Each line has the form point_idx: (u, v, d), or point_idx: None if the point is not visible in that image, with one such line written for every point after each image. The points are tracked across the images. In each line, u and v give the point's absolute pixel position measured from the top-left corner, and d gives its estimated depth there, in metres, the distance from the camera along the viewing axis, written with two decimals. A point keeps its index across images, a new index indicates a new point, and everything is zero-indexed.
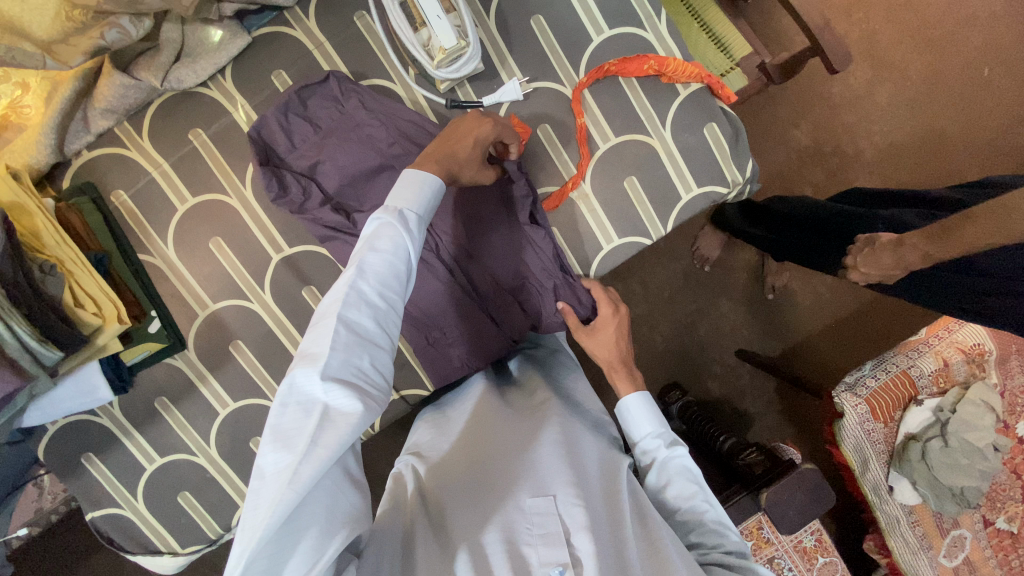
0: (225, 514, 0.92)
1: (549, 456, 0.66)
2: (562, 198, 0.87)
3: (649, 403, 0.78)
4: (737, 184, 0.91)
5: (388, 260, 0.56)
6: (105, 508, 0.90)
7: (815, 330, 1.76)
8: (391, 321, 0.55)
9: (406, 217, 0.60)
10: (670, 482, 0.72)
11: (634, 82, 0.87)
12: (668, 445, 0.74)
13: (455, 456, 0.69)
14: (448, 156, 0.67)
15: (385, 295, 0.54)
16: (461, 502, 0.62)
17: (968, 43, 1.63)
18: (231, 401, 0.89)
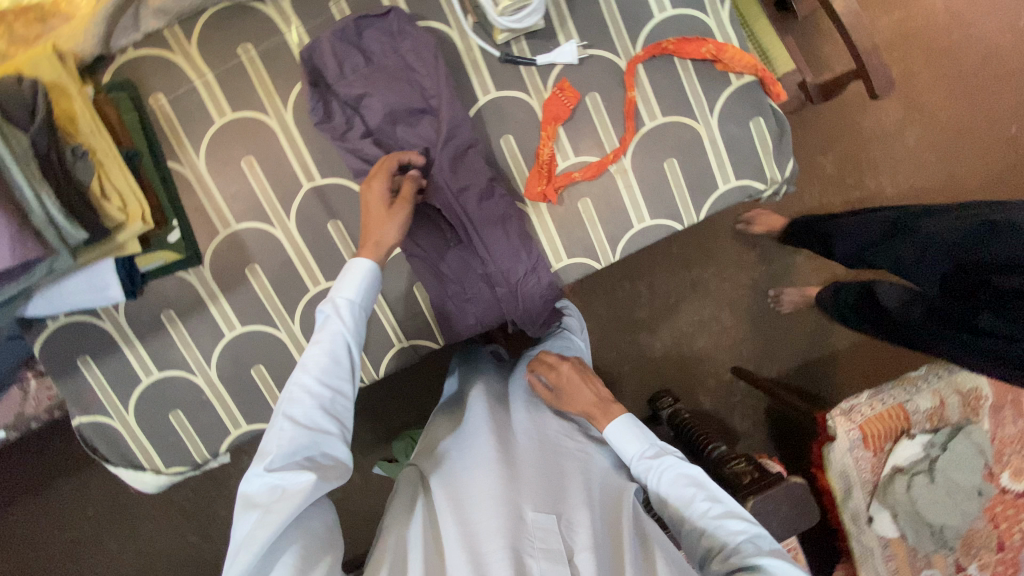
0: (214, 440, 0.90)
1: (553, 475, 0.67)
2: (601, 168, 0.86)
3: (633, 424, 0.77)
4: (774, 183, 0.91)
5: (326, 352, 0.65)
6: (93, 415, 0.88)
7: (814, 356, 1.77)
8: (338, 407, 0.63)
9: (341, 305, 0.68)
10: (669, 497, 0.73)
11: (689, 64, 0.86)
12: (655, 460, 0.75)
13: (461, 458, 0.70)
14: (374, 230, 0.73)
15: (328, 381, 0.63)
16: (467, 503, 0.64)
17: (1002, 98, 1.66)
18: (238, 324, 0.87)
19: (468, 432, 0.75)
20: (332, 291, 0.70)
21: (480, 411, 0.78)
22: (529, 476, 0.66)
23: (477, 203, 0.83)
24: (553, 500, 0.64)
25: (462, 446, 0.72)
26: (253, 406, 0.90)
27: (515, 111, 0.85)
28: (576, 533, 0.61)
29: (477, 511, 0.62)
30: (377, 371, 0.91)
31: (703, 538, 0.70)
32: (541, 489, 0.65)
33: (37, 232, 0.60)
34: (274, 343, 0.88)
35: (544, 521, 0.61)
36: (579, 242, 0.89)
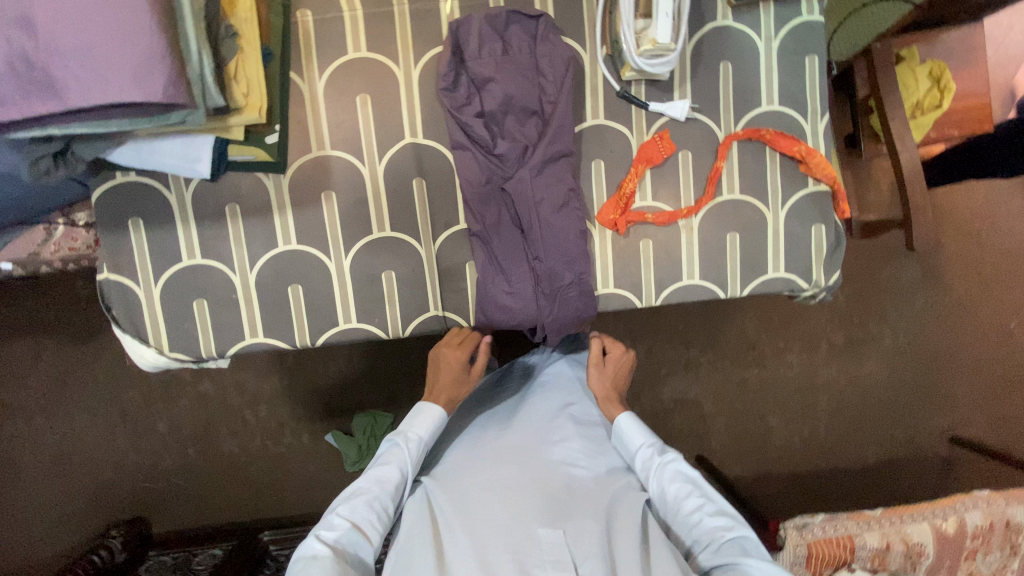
0: (224, 340, 0.90)
1: (553, 492, 0.80)
2: (671, 219, 0.92)
3: (635, 422, 0.93)
4: (815, 286, 0.97)
5: (385, 468, 0.84)
6: (122, 276, 0.89)
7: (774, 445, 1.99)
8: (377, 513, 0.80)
9: (409, 439, 0.88)
10: (667, 490, 0.84)
11: (777, 156, 0.94)
12: (655, 453, 0.88)
13: (467, 478, 0.84)
14: (448, 390, 0.95)
15: (380, 493, 0.81)
16: (485, 511, 0.78)
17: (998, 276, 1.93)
18: (293, 241, 0.89)
19: (485, 451, 0.89)
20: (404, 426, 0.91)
21: (496, 437, 0.91)
22: (535, 494, 0.80)
23: (553, 216, 0.87)
24: (559, 517, 0.77)
25: (475, 463, 0.87)
26: (274, 321, 0.90)
27: (615, 142, 0.91)
28: (581, 545, 0.74)
29: (497, 521, 0.76)
30: (403, 331, 0.93)
31: (694, 531, 0.80)
32: (551, 509, 0.78)
33: (188, 82, 0.62)
34: (319, 269, 0.90)
35: (554, 536, 0.74)
36: (629, 278, 0.94)
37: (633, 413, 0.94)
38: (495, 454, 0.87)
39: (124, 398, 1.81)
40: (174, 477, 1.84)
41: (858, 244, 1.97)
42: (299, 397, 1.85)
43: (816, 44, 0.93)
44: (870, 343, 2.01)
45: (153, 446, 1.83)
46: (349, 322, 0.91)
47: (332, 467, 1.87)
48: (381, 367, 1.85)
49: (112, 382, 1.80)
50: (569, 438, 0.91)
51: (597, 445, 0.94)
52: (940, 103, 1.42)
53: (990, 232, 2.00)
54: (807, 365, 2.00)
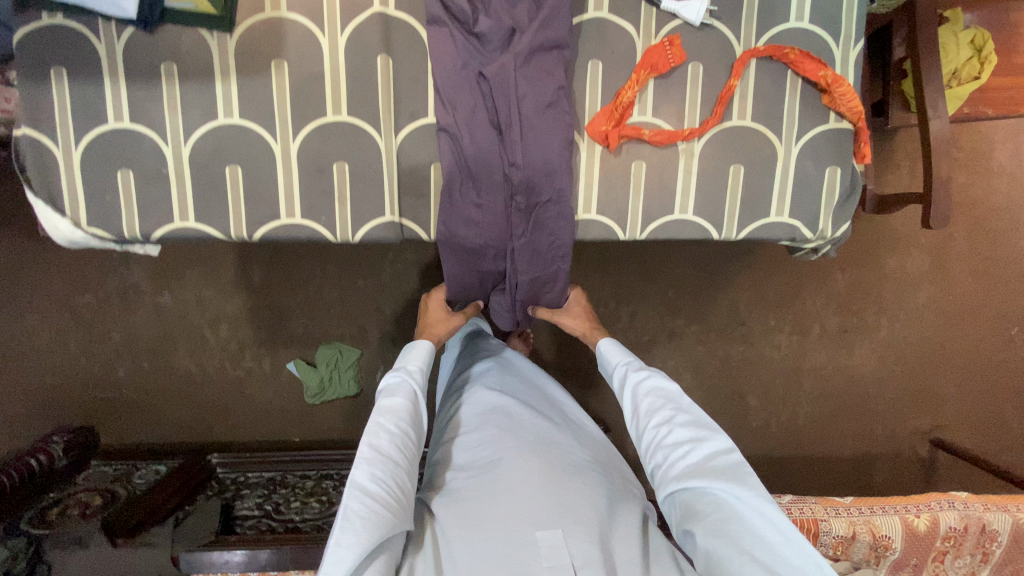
0: (151, 220, 0.80)
1: (548, 489, 0.78)
2: (671, 139, 0.81)
3: (619, 346, 1.04)
4: (820, 237, 0.87)
5: (397, 405, 0.87)
6: (38, 133, 0.77)
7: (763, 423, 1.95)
8: (403, 447, 0.81)
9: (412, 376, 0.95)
10: (641, 402, 0.87)
11: (799, 82, 0.82)
12: (635, 370, 0.94)
13: (468, 479, 0.83)
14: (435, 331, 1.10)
15: (401, 420, 0.85)
16: (486, 509, 0.76)
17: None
18: (237, 115, 0.78)
19: (482, 450, 0.86)
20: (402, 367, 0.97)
21: (488, 430, 0.90)
22: (530, 492, 0.77)
23: (537, 114, 0.76)
24: (558, 517, 0.74)
25: (468, 466, 0.85)
26: (209, 204, 0.80)
27: (616, 42, 0.79)
28: (581, 549, 0.71)
29: (495, 516, 0.75)
30: (352, 236, 0.82)
31: (661, 444, 0.80)
32: (551, 506, 0.76)
33: None
34: (264, 151, 0.79)
35: (554, 539, 0.72)
36: (613, 204, 0.83)
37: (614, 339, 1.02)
38: (486, 433, 0.89)
39: (78, 302, 1.72)
40: (126, 389, 1.77)
41: (867, 228, 1.86)
42: (262, 321, 1.76)
43: None
44: (863, 334, 1.93)
45: (107, 355, 1.75)
46: (293, 217, 0.81)
47: (291, 397, 1.79)
48: (352, 300, 1.76)
49: (66, 283, 1.70)
50: (564, 439, 0.91)
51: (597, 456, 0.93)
52: (979, 75, 1.34)
53: (1006, 232, 1.89)
54: (796, 348, 1.92)
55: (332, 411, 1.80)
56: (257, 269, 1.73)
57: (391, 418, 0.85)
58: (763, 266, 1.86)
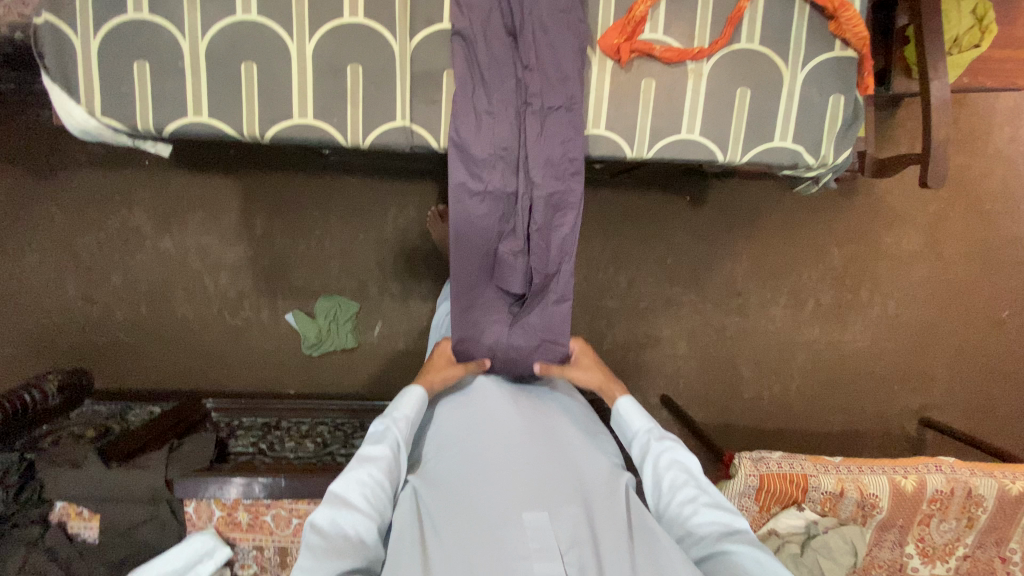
0: (164, 114, 0.81)
1: (533, 471, 0.78)
2: (681, 57, 0.82)
3: (636, 406, 0.93)
4: (822, 164, 0.89)
5: (374, 450, 0.77)
6: (57, 19, 0.78)
7: (757, 395, 1.97)
8: (378, 498, 0.72)
9: (397, 416, 0.84)
10: (662, 475, 0.81)
11: (807, 8, 0.84)
12: (655, 438, 0.86)
13: (453, 468, 0.80)
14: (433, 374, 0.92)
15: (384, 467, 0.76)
16: (472, 510, 0.74)
17: (1014, 254, 1.95)
18: (254, 11, 0.79)
19: (465, 432, 0.84)
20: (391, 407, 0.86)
21: (471, 411, 0.88)
22: (517, 478, 0.77)
23: (551, 22, 0.79)
24: (542, 498, 0.75)
25: (450, 453, 0.82)
26: (223, 100, 0.81)
27: None
28: (565, 527, 0.73)
29: (482, 520, 0.73)
30: (363, 141, 0.83)
31: (686, 522, 0.76)
32: (536, 490, 0.76)
33: None
34: (279, 49, 0.80)
35: (540, 521, 0.73)
36: (621, 119, 0.85)
37: (631, 398, 0.94)
38: (469, 423, 0.86)
39: (78, 243, 1.71)
40: (122, 333, 1.76)
41: (865, 205, 1.89)
42: (262, 270, 1.76)
43: None
44: (857, 310, 1.95)
45: (105, 298, 1.74)
46: (305, 118, 0.82)
47: (287, 349, 1.79)
48: (353, 253, 1.76)
49: (67, 224, 1.70)
50: (554, 422, 0.89)
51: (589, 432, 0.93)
52: (979, 43, 1.38)
53: (999, 214, 1.92)
54: (791, 322, 1.94)
55: (328, 364, 1.80)
56: (259, 219, 1.73)
57: (369, 466, 0.75)
58: (762, 238, 1.89)
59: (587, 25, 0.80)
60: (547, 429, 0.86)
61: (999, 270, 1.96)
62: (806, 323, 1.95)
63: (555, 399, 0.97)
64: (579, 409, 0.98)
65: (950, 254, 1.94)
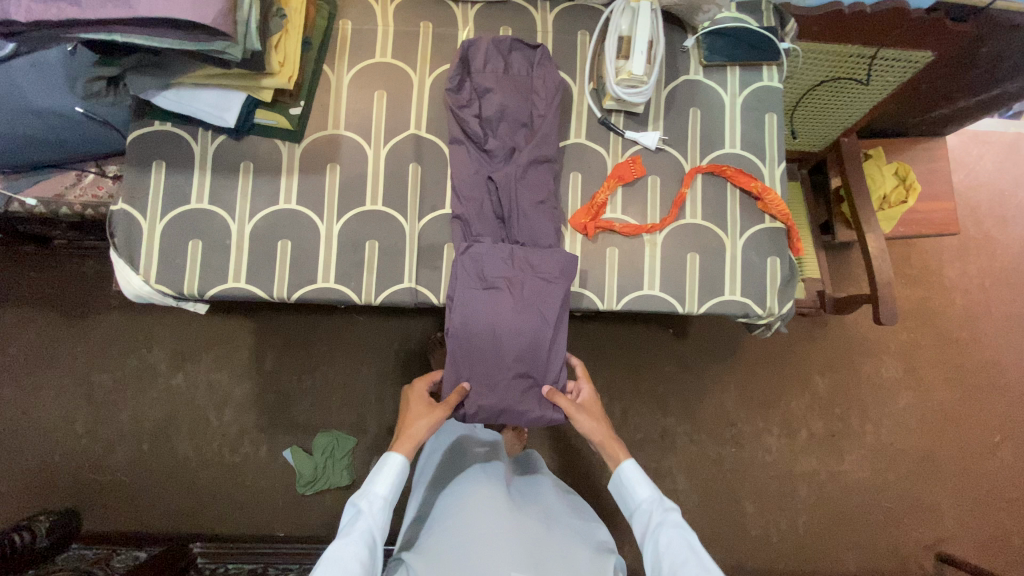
0: (209, 281, 0.96)
1: (520, 546, 0.89)
2: (637, 231, 1.01)
3: (642, 472, 0.95)
4: (770, 314, 1.03)
5: (349, 551, 0.78)
6: (131, 208, 0.96)
7: (763, 531, 1.90)
8: None
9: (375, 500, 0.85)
10: (663, 554, 0.83)
11: (738, 191, 1.04)
12: (657, 511, 0.89)
13: (446, 539, 0.92)
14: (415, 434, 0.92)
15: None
16: (463, 551, 0.88)
17: (990, 378, 2.03)
18: (293, 201, 0.99)
19: (457, 515, 0.95)
20: (369, 484, 0.87)
21: (461, 498, 0.99)
22: (508, 550, 0.88)
23: (531, 209, 0.98)
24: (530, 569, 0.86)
25: (448, 523, 0.95)
26: (259, 268, 0.97)
27: (591, 159, 1.04)
28: None
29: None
30: (374, 299, 0.99)
31: None
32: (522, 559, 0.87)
33: (237, 22, 0.71)
34: (311, 230, 0.99)
35: None
36: (594, 279, 1.01)
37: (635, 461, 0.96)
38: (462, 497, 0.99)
39: (95, 381, 1.81)
40: (120, 471, 1.77)
41: (839, 335, 2.01)
42: (267, 405, 1.83)
43: (774, 105, 1.08)
44: (851, 439, 1.97)
45: (110, 435, 1.79)
46: (326, 282, 0.98)
47: (282, 485, 1.79)
48: (355, 387, 1.85)
49: (89, 363, 1.81)
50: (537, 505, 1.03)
51: (571, 515, 1.06)
52: (906, 199, 1.59)
53: (968, 341, 2.04)
54: (787, 452, 1.95)
55: (322, 501, 1.78)
56: (270, 355, 1.85)
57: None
58: (746, 368, 1.98)
59: (558, 209, 1.00)
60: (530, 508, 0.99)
61: (981, 393, 2.02)
62: (802, 451, 1.95)
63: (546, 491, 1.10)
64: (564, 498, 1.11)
65: (929, 379, 2.02)
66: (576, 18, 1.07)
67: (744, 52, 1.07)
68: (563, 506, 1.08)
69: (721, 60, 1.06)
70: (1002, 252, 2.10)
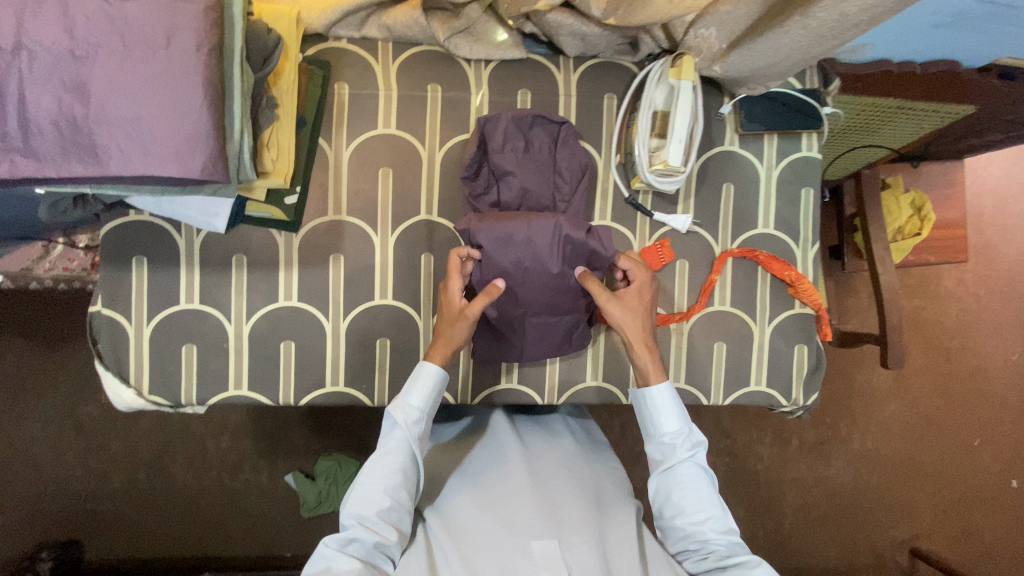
0: (208, 388, 0.89)
1: (535, 502, 0.79)
2: (664, 322, 0.96)
3: (674, 400, 0.85)
4: (794, 403, 1.01)
5: (385, 459, 0.78)
6: (115, 312, 0.87)
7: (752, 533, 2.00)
8: (393, 513, 0.76)
9: (411, 411, 0.81)
10: (676, 490, 0.82)
11: (769, 276, 0.99)
12: (681, 447, 0.84)
13: (469, 498, 0.82)
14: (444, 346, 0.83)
15: (388, 484, 0.77)
16: (482, 513, 0.79)
17: None
18: (295, 298, 0.90)
19: (476, 473, 0.86)
20: (403, 395, 0.82)
21: (479, 456, 0.90)
22: (527, 509, 0.78)
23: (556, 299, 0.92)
24: (553, 529, 0.75)
25: (468, 478, 0.86)
26: (262, 374, 0.90)
27: (617, 244, 0.96)
28: (576, 558, 0.73)
29: (491, 546, 0.75)
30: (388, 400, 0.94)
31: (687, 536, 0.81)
32: (549, 516, 0.77)
33: (227, 158, 0.61)
34: (316, 329, 0.91)
35: (547, 545, 0.73)
36: (614, 373, 0.98)
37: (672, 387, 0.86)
38: (487, 455, 0.90)
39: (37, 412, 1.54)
40: (89, 507, 1.55)
41: None
42: (265, 430, 1.60)
43: (812, 179, 1.00)
44: (839, 446, 1.92)
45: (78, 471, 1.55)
46: (336, 385, 0.92)
47: None
48: None
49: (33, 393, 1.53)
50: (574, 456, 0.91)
51: (610, 464, 0.95)
52: (920, 231, 1.55)
53: (959, 350, 1.94)
54: (779, 460, 1.90)
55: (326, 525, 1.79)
56: None
57: (380, 480, 0.77)
58: None
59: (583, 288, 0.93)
60: (564, 463, 0.88)
61: None
62: None
63: (592, 446, 0.97)
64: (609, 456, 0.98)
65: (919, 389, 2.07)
66: (603, 80, 0.95)
67: (787, 119, 0.97)
68: (603, 457, 0.96)
69: (761, 128, 0.96)
70: (1002, 260, 1.96)
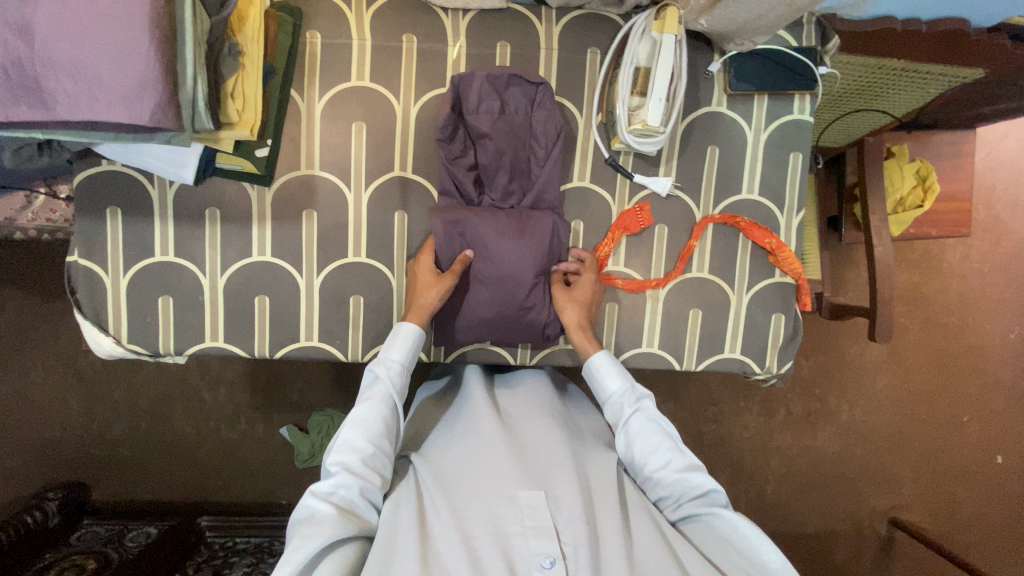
0: (184, 339, 0.91)
1: (519, 456, 0.77)
2: (640, 287, 0.95)
3: (612, 362, 0.88)
4: (767, 371, 1.01)
5: (368, 410, 0.78)
6: (91, 262, 0.88)
7: None
8: (380, 462, 0.76)
9: (392, 366, 0.83)
10: (634, 441, 0.82)
11: (750, 243, 0.97)
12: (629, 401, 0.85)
13: (452, 453, 0.80)
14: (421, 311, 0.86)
15: (373, 433, 0.76)
16: (465, 467, 0.77)
17: None
18: (268, 253, 0.91)
19: (458, 427, 0.85)
20: (383, 350, 0.84)
21: (462, 412, 0.89)
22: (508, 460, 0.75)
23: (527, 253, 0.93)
24: (537, 480, 0.74)
25: (451, 434, 0.84)
26: (237, 326, 0.92)
27: (595, 206, 0.94)
28: (562, 508, 0.71)
29: (476, 499, 0.72)
30: (362, 356, 0.95)
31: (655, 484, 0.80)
32: (533, 468, 0.76)
33: (179, 106, 0.61)
34: (290, 284, 0.91)
35: (534, 495, 0.71)
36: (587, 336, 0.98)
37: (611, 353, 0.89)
38: (468, 412, 0.87)
39: (34, 358, 1.55)
40: (87, 450, 1.58)
41: None
42: (258, 384, 1.62)
43: (802, 143, 0.96)
44: (826, 418, 1.86)
45: (80, 418, 1.58)
46: (310, 340, 0.93)
47: None
48: None
49: (31, 340, 1.55)
50: (557, 407, 0.90)
51: (590, 422, 0.94)
52: (923, 202, 1.49)
53: (958, 326, 1.87)
54: (765, 428, 1.84)
55: None
56: None
57: (364, 429, 0.76)
58: None
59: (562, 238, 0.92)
60: (548, 416, 0.86)
61: None
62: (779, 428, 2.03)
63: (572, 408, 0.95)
64: (589, 417, 0.96)
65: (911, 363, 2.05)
66: (586, 34, 0.91)
67: (778, 78, 0.93)
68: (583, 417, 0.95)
69: (750, 88, 0.93)
70: (1009, 237, 1.88)
